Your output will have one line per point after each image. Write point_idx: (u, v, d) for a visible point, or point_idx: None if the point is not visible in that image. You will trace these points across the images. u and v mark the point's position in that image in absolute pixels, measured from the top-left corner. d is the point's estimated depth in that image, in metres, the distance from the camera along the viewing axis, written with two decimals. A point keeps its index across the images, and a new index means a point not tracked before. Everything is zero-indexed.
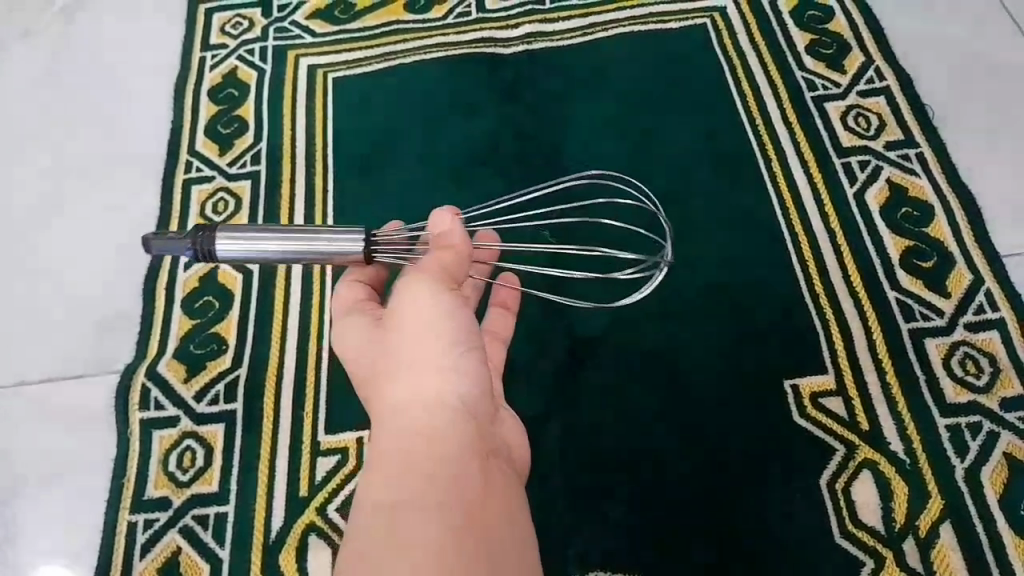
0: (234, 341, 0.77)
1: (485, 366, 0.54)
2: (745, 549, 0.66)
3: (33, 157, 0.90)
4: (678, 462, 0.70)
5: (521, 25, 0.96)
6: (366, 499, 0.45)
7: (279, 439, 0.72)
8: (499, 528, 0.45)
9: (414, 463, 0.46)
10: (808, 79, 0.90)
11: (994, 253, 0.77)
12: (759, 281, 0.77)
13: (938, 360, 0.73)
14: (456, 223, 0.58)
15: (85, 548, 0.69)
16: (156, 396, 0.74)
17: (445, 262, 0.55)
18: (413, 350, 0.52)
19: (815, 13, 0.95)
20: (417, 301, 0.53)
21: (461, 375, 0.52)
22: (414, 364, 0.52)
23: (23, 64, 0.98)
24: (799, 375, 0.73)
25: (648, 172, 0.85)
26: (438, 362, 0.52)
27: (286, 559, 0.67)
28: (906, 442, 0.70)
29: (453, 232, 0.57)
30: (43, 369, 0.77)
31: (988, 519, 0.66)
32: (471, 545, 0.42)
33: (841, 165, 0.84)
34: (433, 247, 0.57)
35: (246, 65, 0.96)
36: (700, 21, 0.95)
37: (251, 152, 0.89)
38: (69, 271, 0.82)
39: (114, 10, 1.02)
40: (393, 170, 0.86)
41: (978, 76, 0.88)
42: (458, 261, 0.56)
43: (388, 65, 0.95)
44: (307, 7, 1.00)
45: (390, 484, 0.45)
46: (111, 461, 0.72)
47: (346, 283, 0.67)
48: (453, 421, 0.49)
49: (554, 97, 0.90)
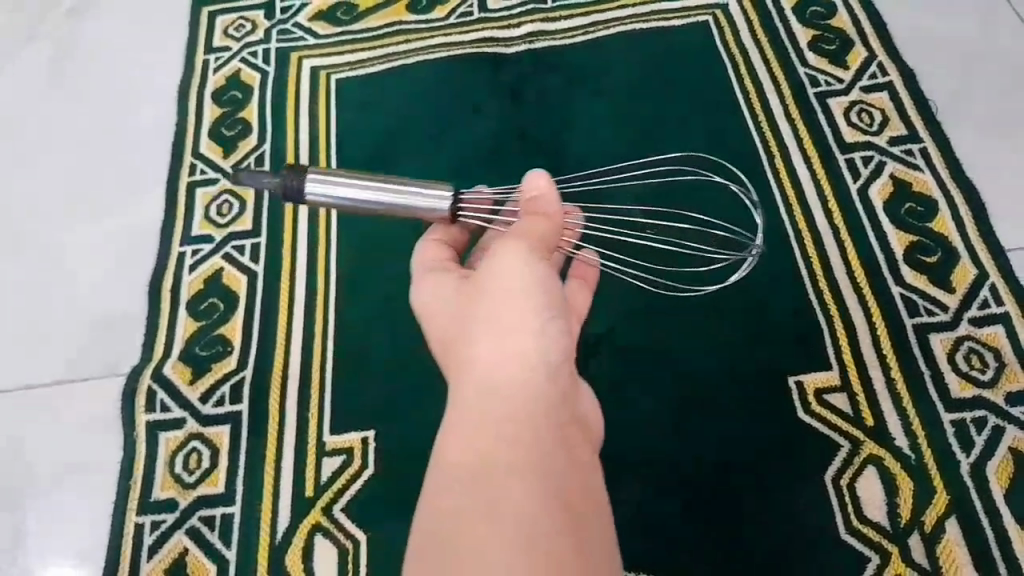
0: (239, 343, 0.78)
1: (569, 334, 0.53)
2: (750, 546, 0.66)
3: (39, 161, 0.91)
4: (683, 461, 0.70)
5: (523, 24, 0.96)
6: (457, 469, 0.43)
7: (285, 439, 0.73)
8: (587, 497, 0.44)
9: (506, 426, 0.45)
10: (811, 75, 0.90)
11: (999, 247, 0.77)
12: (763, 278, 0.77)
13: (943, 355, 0.73)
14: (546, 182, 0.60)
15: (93, 550, 0.69)
16: (163, 398, 0.75)
17: (539, 224, 0.56)
18: (500, 312, 0.51)
19: (817, 9, 0.95)
20: (512, 268, 0.53)
21: (549, 342, 0.50)
22: (501, 326, 0.50)
23: (28, 68, 0.98)
24: (803, 371, 0.73)
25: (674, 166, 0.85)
26: (525, 326, 0.50)
27: (293, 560, 0.68)
28: (911, 437, 0.69)
29: (549, 200, 0.58)
30: (49, 372, 0.77)
31: (994, 514, 0.66)
32: (577, 527, 0.41)
33: (844, 161, 0.84)
34: (527, 210, 0.58)
35: (249, 68, 0.96)
36: (703, 18, 0.95)
37: (255, 154, 0.89)
38: (75, 274, 0.83)
39: (118, 13, 1.03)
40: (397, 171, 0.87)
41: (981, 70, 0.88)
42: (552, 228, 0.57)
43: (390, 65, 0.95)
44: (310, 9, 1.00)
45: (481, 447, 0.44)
46: (118, 463, 0.73)
47: (427, 243, 0.64)
48: (541, 387, 0.48)
49: (556, 97, 0.90)
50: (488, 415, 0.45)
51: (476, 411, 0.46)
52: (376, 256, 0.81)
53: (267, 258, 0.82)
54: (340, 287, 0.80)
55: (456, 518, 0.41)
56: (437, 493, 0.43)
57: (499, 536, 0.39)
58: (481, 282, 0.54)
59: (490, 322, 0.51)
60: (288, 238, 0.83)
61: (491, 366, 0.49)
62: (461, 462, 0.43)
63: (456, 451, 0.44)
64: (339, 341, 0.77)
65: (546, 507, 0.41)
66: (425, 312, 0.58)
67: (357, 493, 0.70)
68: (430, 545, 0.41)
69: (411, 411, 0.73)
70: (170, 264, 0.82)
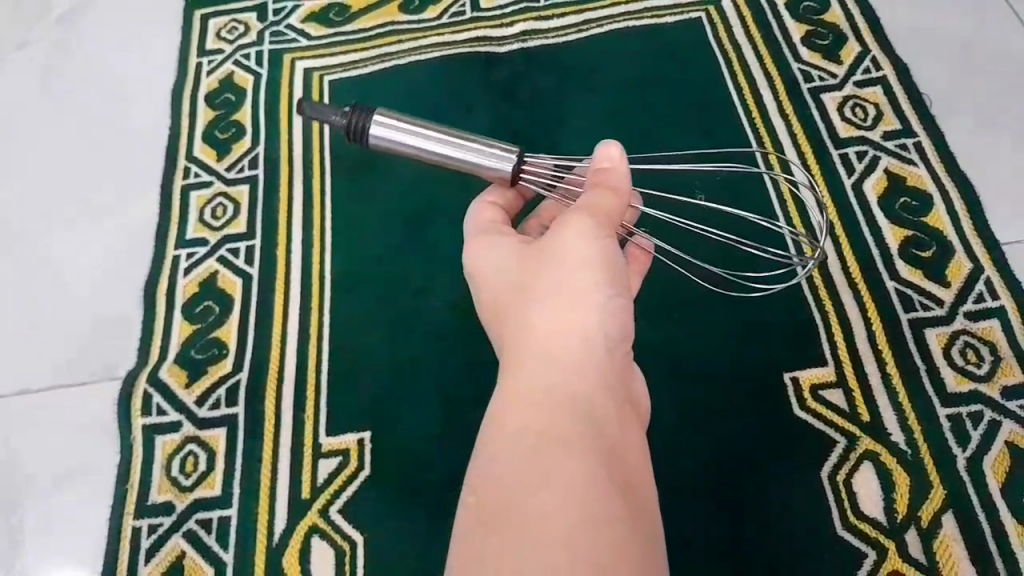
0: (234, 344, 0.78)
1: (629, 315, 0.52)
2: (747, 544, 0.66)
3: (34, 167, 0.91)
4: (678, 459, 0.70)
5: (515, 23, 0.96)
6: (511, 441, 0.43)
7: (281, 441, 0.73)
8: (637, 485, 0.44)
9: (562, 412, 0.44)
10: (804, 71, 0.90)
11: (994, 241, 0.77)
12: (759, 274, 0.77)
13: (938, 349, 0.73)
14: (618, 154, 0.59)
15: (90, 555, 0.69)
16: (158, 402, 0.75)
17: (605, 201, 0.56)
18: (563, 288, 0.50)
19: (810, 4, 0.94)
20: (578, 239, 0.52)
21: (608, 323, 0.50)
22: (563, 302, 0.49)
23: (22, 73, 0.98)
24: (798, 368, 0.73)
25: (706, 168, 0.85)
26: (583, 305, 0.49)
27: (290, 562, 0.68)
28: (907, 432, 0.69)
29: (618, 178, 0.58)
30: (45, 378, 0.77)
31: (990, 508, 0.66)
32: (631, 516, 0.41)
33: (838, 156, 0.84)
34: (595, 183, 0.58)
35: (242, 70, 0.96)
36: (695, 15, 0.95)
37: (249, 156, 0.89)
38: (70, 279, 0.83)
39: (111, 17, 1.03)
40: (391, 171, 0.86)
41: (974, 64, 0.87)
42: (615, 206, 0.56)
43: (383, 66, 0.95)
44: (302, 11, 1.00)
45: (540, 421, 0.43)
46: (114, 467, 0.73)
47: (482, 205, 0.62)
48: (598, 367, 0.47)
49: (550, 95, 0.90)
50: (545, 398, 0.45)
51: (532, 391, 0.45)
52: (371, 256, 0.81)
53: (261, 261, 0.82)
54: (335, 288, 0.80)
55: (505, 499, 0.40)
56: (490, 466, 0.42)
57: (556, 514, 0.39)
58: (541, 254, 0.53)
59: (549, 295, 0.50)
60: (282, 241, 0.83)
61: (551, 346, 0.48)
62: (513, 443, 0.43)
63: (516, 423, 0.44)
64: (334, 343, 0.77)
65: (605, 492, 0.40)
66: (476, 276, 0.57)
67: (353, 494, 0.70)
68: (482, 516, 0.40)
69: (405, 413, 0.73)
70: (164, 268, 0.82)
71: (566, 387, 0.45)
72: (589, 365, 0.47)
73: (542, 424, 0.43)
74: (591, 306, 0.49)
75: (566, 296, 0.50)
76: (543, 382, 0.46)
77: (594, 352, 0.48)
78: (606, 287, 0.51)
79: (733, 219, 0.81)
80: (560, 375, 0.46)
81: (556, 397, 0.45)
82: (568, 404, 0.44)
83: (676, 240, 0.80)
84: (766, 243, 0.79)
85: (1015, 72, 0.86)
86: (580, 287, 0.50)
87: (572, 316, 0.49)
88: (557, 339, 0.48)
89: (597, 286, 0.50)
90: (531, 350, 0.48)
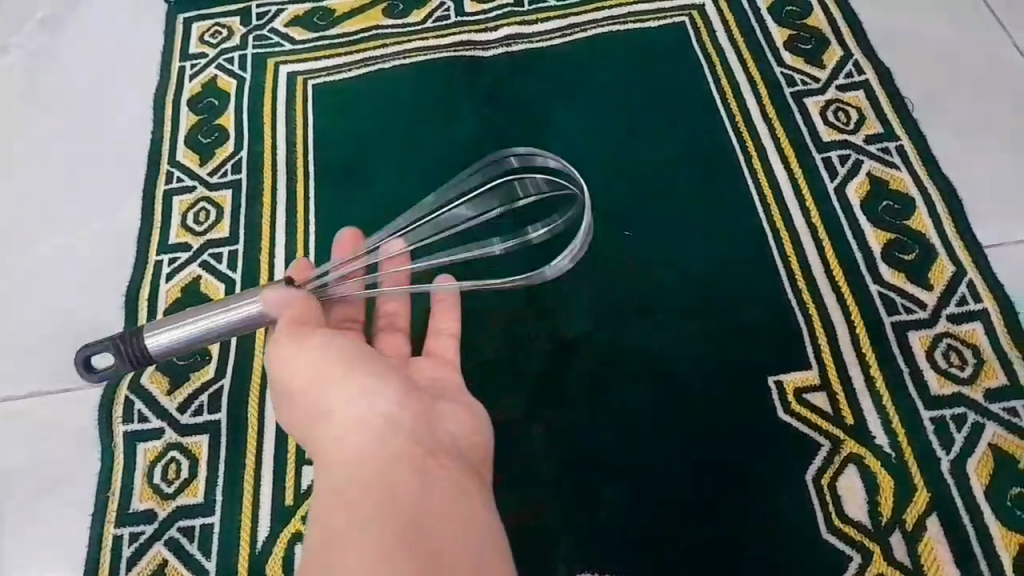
0: (217, 350, 0.77)
1: (371, 382, 0.58)
2: (735, 552, 0.65)
3: (15, 170, 0.90)
4: (661, 463, 0.69)
5: (499, 28, 0.96)
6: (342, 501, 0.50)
7: (264, 448, 0.72)
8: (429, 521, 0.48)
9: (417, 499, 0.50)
10: (787, 75, 0.90)
11: (976, 243, 0.77)
12: (742, 278, 0.77)
13: (921, 351, 0.73)
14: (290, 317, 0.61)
15: (72, 563, 0.68)
16: (140, 409, 0.74)
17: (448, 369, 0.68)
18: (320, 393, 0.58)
19: (792, 9, 0.95)
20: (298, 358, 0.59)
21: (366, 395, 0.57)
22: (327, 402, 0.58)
23: (5, 77, 0.98)
24: (783, 372, 0.73)
25: (686, 168, 0.84)
26: (356, 393, 0.57)
27: (274, 570, 0.67)
28: (891, 437, 0.70)
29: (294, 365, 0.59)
30: (25, 387, 0.76)
31: (975, 514, 0.66)
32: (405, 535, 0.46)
33: (821, 160, 0.84)
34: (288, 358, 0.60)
35: (225, 74, 0.96)
36: (678, 19, 0.95)
37: (232, 161, 0.89)
38: (52, 283, 0.82)
39: (92, 21, 1.02)
40: (375, 175, 0.86)
41: (955, 68, 0.88)
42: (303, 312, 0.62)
43: (366, 71, 0.95)
44: (286, 15, 1.00)
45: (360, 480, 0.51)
46: (95, 476, 0.72)
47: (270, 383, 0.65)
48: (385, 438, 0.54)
49: (532, 98, 0.90)
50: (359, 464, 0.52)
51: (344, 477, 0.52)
52: None
53: (245, 266, 0.82)
54: None
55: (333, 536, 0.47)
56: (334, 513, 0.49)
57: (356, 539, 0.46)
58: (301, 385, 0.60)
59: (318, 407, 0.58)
60: (266, 247, 0.83)
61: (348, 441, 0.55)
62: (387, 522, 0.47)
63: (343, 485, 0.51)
64: None
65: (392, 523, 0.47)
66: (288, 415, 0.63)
67: None
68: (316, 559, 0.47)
69: None
70: (146, 274, 0.82)
71: (389, 460, 0.52)
72: (377, 432, 0.55)
73: (435, 507, 0.49)
74: (369, 384, 0.58)
75: (339, 381, 0.57)
76: (349, 466, 0.53)
77: (381, 424, 0.55)
78: (333, 373, 0.58)
79: (717, 226, 0.80)
80: (396, 451, 0.53)
81: (407, 482, 0.50)
82: (439, 492, 0.51)
83: (661, 246, 0.80)
84: (746, 249, 0.79)
85: (995, 76, 0.87)
86: (323, 370, 0.58)
87: (358, 398, 0.57)
88: (370, 440, 0.54)
89: (325, 380, 0.58)
90: (339, 455, 0.54)
